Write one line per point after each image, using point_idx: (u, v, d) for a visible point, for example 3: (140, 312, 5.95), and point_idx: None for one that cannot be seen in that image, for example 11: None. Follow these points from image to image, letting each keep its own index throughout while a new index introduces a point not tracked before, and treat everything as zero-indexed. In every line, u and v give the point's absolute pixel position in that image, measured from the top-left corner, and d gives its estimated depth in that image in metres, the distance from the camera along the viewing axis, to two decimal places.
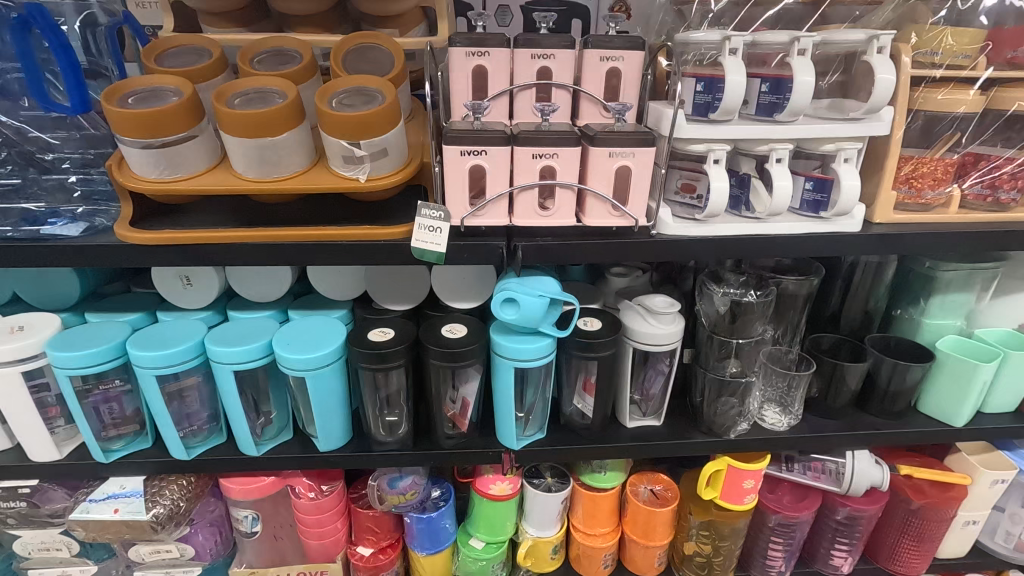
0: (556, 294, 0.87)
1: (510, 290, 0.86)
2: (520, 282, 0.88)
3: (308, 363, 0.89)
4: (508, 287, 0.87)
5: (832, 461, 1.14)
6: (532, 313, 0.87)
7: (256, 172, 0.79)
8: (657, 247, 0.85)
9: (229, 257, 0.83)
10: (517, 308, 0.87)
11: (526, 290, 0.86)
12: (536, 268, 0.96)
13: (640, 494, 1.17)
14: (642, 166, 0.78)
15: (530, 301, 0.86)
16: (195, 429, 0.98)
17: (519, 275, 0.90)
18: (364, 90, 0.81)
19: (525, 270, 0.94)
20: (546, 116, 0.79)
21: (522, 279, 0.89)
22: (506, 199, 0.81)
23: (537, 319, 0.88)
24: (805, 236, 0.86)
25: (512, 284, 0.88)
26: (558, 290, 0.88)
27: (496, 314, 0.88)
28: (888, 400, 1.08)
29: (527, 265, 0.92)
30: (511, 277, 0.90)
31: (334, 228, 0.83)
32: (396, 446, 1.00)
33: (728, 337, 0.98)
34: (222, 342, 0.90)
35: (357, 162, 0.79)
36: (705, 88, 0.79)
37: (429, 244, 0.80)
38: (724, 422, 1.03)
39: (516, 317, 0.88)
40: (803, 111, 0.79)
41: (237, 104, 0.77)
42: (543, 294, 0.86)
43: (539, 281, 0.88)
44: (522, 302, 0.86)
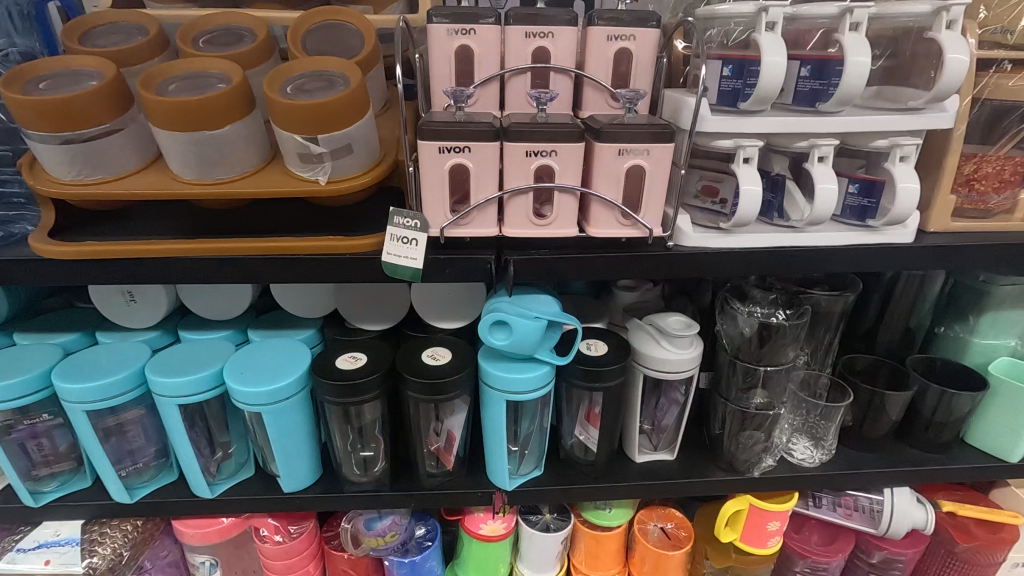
0: (556, 315, 0.74)
1: (502, 311, 0.73)
2: (512, 301, 0.75)
3: (266, 397, 0.76)
4: (499, 307, 0.74)
5: (866, 498, 1.01)
6: (527, 337, 0.74)
7: (195, 174, 0.66)
8: (674, 262, 0.72)
9: (166, 274, 0.70)
10: (509, 332, 0.74)
11: (520, 312, 0.73)
12: (530, 283, 0.83)
13: (650, 533, 1.04)
14: (658, 166, 0.65)
15: (525, 323, 0.73)
16: (140, 467, 0.85)
17: (512, 294, 0.77)
18: (324, 74, 0.68)
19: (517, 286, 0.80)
20: (542, 105, 0.66)
21: (515, 298, 0.75)
22: (495, 205, 0.68)
23: (532, 343, 0.75)
24: (848, 250, 0.73)
25: (504, 304, 0.74)
26: (557, 310, 0.75)
27: (485, 340, 0.75)
28: (933, 431, 0.95)
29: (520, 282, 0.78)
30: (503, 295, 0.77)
31: (291, 239, 0.70)
32: (371, 486, 0.88)
33: (754, 364, 0.84)
34: (164, 371, 0.77)
35: (315, 161, 0.66)
36: (733, 73, 0.66)
37: (403, 259, 0.67)
38: (748, 458, 0.91)
39: (508, 343, 0.75)
40: (852, 100, 0.66)
41: (170, 90, 0.64)
42: (540, 314, 0.73)
43: (535, 299, 0.75)
44: (516, 325, 0.73)
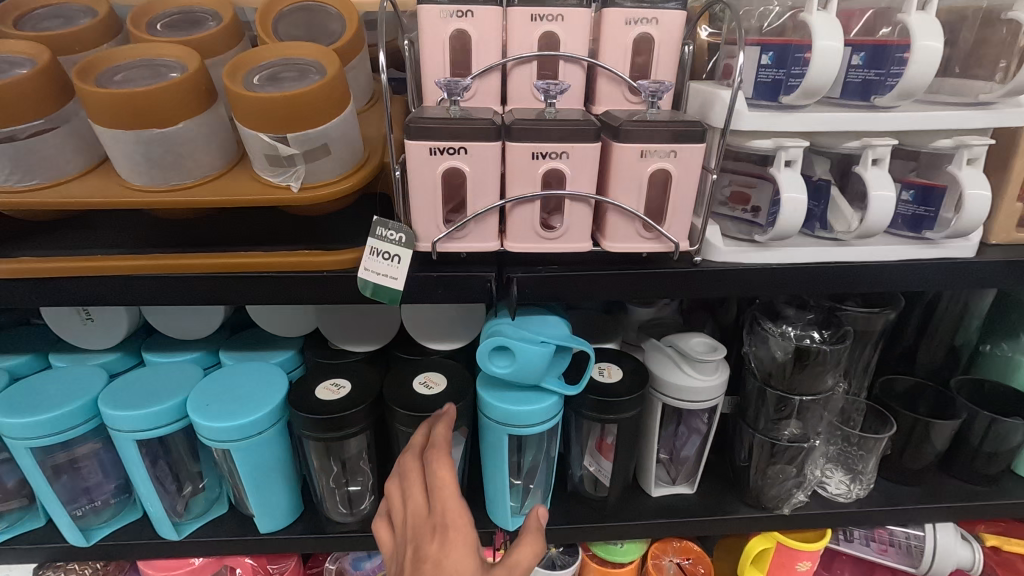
0: (568, 339, 0.64)
1: (506, 335, 0.63)
2: (516, 323, 0.65)
3: (234, 432, 0.67)
4: (503, 330, 0.65)
5: (902, 533, 0.93)
6: (534, 364, 0.65)
7: (146, 178, 0.57)
8: (702, 280, 0.63)
9: (113, 294, 0.60)
10: (513, 359, 0.65)
11: (527, 336, 0.64)
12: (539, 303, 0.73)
13: (665, 569, 0.94)
14: (686, 170, 0.56)
15: (531, 349, 0.63)
16: (98, 506, 0.77)
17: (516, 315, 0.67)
18: (297, 63, 0.58)
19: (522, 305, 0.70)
20: (551, 99, 0.56)
21: (519, 320, 0.66)
22: (496, 215, 0.58)
23: (539, 371, 0.66)
24: (902, 265, 0.64)
25: (507, 326, 0.65)
26: (568, 334, 0.65)
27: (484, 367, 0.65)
28: (981, 462, 0.85)
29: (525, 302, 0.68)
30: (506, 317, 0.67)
31: (260, 254, 0.61)
32: (357, 527, 0.78)
33: (788, 392, 0.75)
34: (119, 402, 0.68)
35: (285, 165, 0.57)
36: (774, 62, 0.56)
37: (383, 278, 0.58)
38: (777, 494, 0.82)
39: (512, 371, 0.65)
40: (913, 93, 0.57)
41: (114, 80, 0.54)
42: (550, 338, 0.64)
43: (543, 321, 0.66)
44: (521, 351, 0.63)
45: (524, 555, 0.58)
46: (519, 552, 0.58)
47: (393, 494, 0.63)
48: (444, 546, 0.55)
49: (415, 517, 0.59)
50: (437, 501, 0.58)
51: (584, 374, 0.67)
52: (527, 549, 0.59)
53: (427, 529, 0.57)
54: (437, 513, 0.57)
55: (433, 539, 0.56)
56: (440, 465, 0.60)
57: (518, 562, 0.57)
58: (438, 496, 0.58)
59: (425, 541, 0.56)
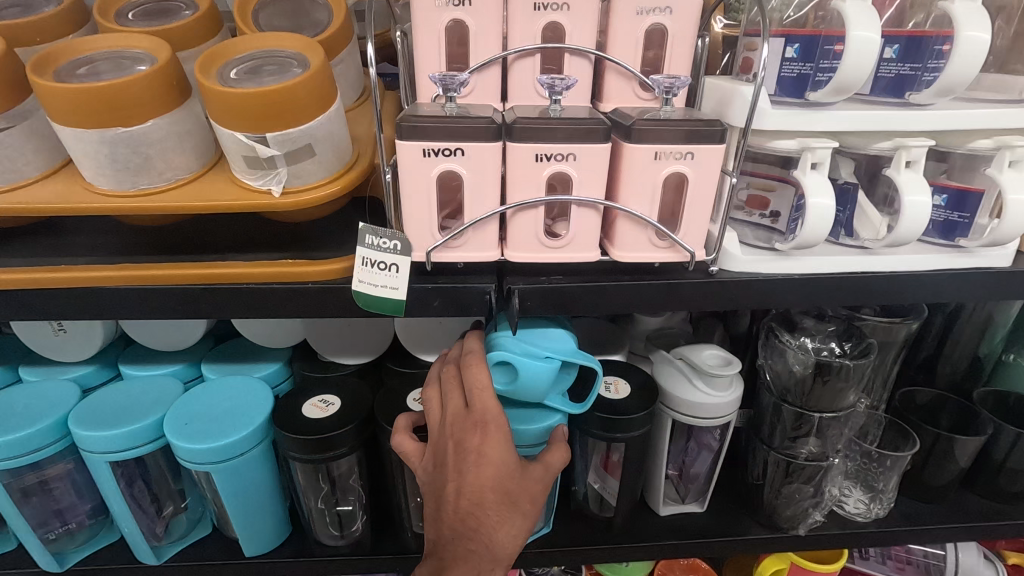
0: (575, 355, 0.59)
1: (508, 347, 0.58)
2: (519, 335, 0.60)
3: (214, 454, 0.62)
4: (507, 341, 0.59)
5: (920, 552, 0.90)
6: (537, 379, 0.59)
7: (111, 182, 0.52)
8: (718, 292, 0.58)
9: (78, 308, 0.55)
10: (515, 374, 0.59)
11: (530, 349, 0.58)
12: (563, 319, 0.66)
13: None
14: (705, 174, 0.51)
15: (534, 364, 0.58)
16: (72, 529, 0.72)
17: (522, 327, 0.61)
18: (278, 55, 0.53)
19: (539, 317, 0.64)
20: (555, 96, 0.51)
21: (525, 331, 0.60)
22: (496, 222, 0.53)
23: (542, 388, 0.60)
24: (933, 275, 0.59)
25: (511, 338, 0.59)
26: (575, 350, 0.60)
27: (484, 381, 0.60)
28: (1007, 479, 0.81)
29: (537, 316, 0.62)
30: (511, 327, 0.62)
31: (238, 263, 0.56)
32: (349, 550, 0.74)
33: (806, 409, 0.71)
34: (91, 422, 0.63)
35: (265, 167, 0.52)
36: (800, 55, 0.51)
37: (381, 289, 0.53)
38: (793, 514, 0.77)
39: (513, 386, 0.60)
40: (952, 90, 0.52)
41: (75, 74, 0.49)
42: (555, 354, 0.58)
43: (549, 333, 0.60)
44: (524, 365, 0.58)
45: (559, 453, 0.59)
46: (553, 451, 0.59)
47: (430, 394, 0.60)
48: (487, 442, 0.54)
49: (452, 419, 0.56)
50: (474, 398, 0.55)
51: (590, 394, 0.61)
52: (559, 448, 0.60)
53: (467, 426, 0.55)
54: (475, 412, 0.55)
55: (473, 433, 0.54)
56: (481, 369, 0.56)
57: (555, 461, 0.59)
58: (476, 394, 0.55)
59: (466, 438, 0.54)
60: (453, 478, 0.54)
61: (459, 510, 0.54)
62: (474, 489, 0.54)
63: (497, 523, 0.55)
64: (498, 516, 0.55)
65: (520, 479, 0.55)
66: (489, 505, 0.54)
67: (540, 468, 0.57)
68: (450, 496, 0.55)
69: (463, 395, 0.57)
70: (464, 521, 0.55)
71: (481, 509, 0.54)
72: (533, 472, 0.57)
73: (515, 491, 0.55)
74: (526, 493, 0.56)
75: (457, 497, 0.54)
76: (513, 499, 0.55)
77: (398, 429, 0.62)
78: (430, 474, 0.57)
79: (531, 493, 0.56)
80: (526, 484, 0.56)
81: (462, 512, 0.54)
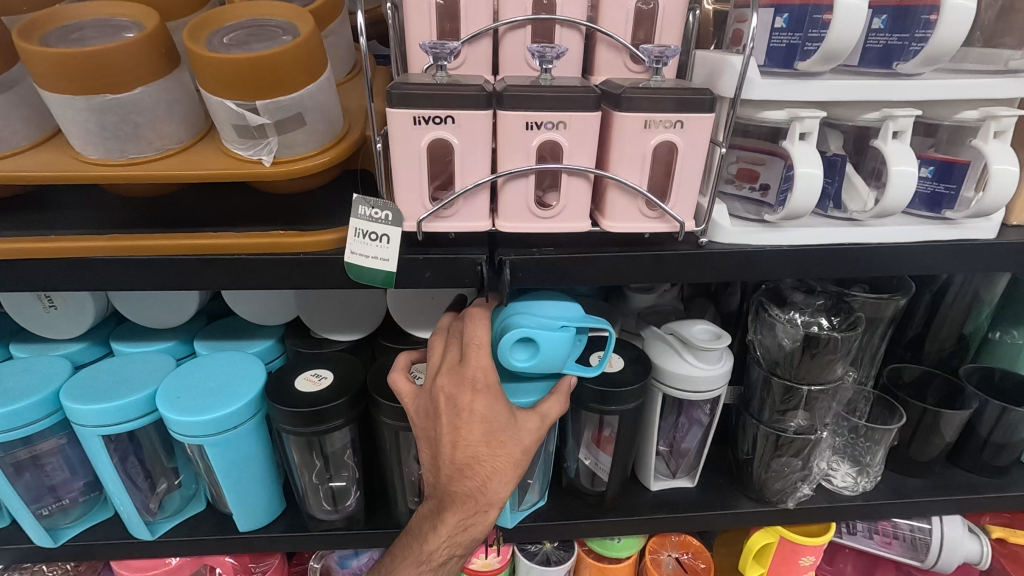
0: (590, 319, 0.57)
1: (521, 326, 0.55)
2: (527, 310, 0.57)
3: (206, 427, 0.62)
4: (516, 318, 0.57)
5: (907, 526, 0.91)
6: (558, 353, 0.57)
7: (100, 151, 0.51)
8: (707, 263, 0.59)
9: (70, 278, 0.55)
10: (534, 351, 0.57)
11: (544, 323, 0.56)
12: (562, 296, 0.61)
13: (664, 564, 0.90)
14: (693, 143, 0.51)
15: (551, 337, 0.56)
16: (65, 505, 0.72)
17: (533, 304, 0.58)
18: (267, 25, 0.53)
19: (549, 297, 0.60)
20: (546, 64, 0.51)
21: (526, 303, 0.58)
22: (487, 192, 0.53)
23: (563, 361, 0.58)
24: (919, 247, 0.60)
25: (521, 315, 0.56)
26: (584, 315, 0.58)
27: (506, 365, 0.57)
28: (989, 453, 0.82)
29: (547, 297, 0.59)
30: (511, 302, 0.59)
31: (229, 234, 0.55)
32: (343, 524, 0.74)
33: (795, 381, 0.72)
34: (83, 395, 0.63)
35: (255, 136, 0.52)
36: (789, 25, 0.52)
37: (372, 260, 0.53)
38: (782, 487, 0.78)
39: (535, 365, 0.57)
40: (940, 61, 0.52)
41: (63, 39, 0.49)
42: (570, 321, 0.56)
43: (556, 302, 0.58)
44: (543, 342, 0.56)
45: (553, 404, 0.59)
46: (549, 402, 0.59)
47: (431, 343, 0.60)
48: (480, 399, 0.54)
49: (446, 374, 0.56)
50: (471, 355, 0.55)
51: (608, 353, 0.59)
52: (556, 401, 0.59)
53: (461, 381, 0.55)
54: (470, 368, 0.55)
55: (466, 391, 0.55)
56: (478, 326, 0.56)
57: (550, 411, 0.58)
58: (473, 352, 0.55)
59: (459, 396, 0.55)
60: (447, 431, 0.55)
61: (456, 461, 0.56)
62: (468, 441, 0.55)
63: (492, 473, 0.56)
64: (492, 466, 0.56)
65: (511, 431, 0.56)
66: (482, 455, 0.56)
67: (534, 419, 0.57)
68: (445, 448, 0.56)
69: (461, 349, 0.57)
70: (459, 471, 0.56)
71: (475, 459, 0.56)
72: (526, 422, 0.57)
73: (506, 443, 0.56)
74: (518, 444, 0.56)
75: (452, 448, 0.55)
76: (504, 450, 0.56)
77: (394, 370, 0.61)
78: (424, 424, 0.57)
79: (522, 444, 0.56)
80: (519, 434, 0.57)
81: (456, 464, 0.56)
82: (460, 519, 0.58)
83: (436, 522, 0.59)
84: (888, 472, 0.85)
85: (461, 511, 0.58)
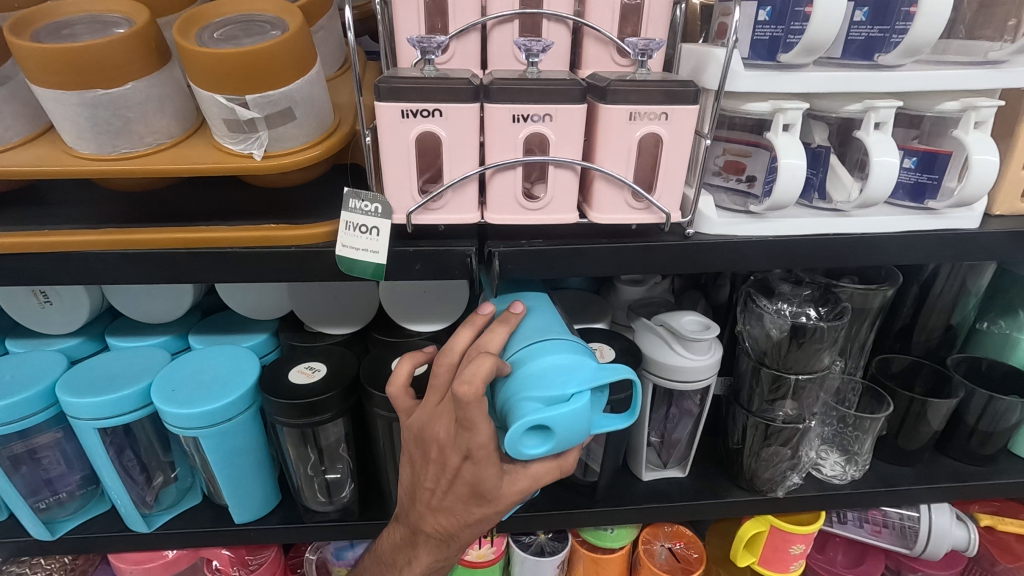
0: (604, 376, 0.48)
1: (528, 411, 0.46)
2: (530, 384, 0.48)
3: (200, 419, 0.63)
4: (519, 402, 0.47)
5: (896, 515, 0.92)
6: (579, 427, 0.48)
7: (92, 146, 0.52)
8: (694, 253, 0.59)
9: (63, 272, 0.56)
10: (550, 435, 0.47)
11: (552, 400, 0.47)
12: (571, 344, 0.51)
13: (657, 555, 0.91)
14: (679, 135, 0.52)
15: (565, 415, 0.46)
16: (62, 499, 0.73)
17: (539, 371, 0.49)
18: (255, 20, 0.53)
19: (556, 352, 0.50)
20: (532, 58, 0.52)
21: (525, 376, 0.49)
22: (475, 184, 0.54)
23: (586, 432, 0.48)
24: (903, 236, 0.61)
25: (525, 397, 0.47)
26: (597, 372, 0.48)
27: (519, 459, 0.47)
28: (976, 441, 0.83)
29: (553, 355, 0.50)
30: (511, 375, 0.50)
31: (220, 228, 0.56)
32: (338, 515, 0.75)
33: (783, 371, 0.73)
34: (78, 389, 0.64)
35: (245, 130, 0.52)
36: (772, 17, 0.53)
37: (363, 253, 0.54)
38: (771, 477, 0.79)
39: (552, 449, 0.48)
40: (921, 52, 0.53)
41: (54, 35, 0.49)
42: (580, 385, 0.47)
43: (560, 364, 0.49)
44: (559, 424, 0.46)
45: (549, 470, 0.55)
46: (542, 465, 0.54)
47: (440, 367, 0.54)
48: (466, 470, 0.53)
49: (440, 427, 0.54)
50: (463, 438, 0.51)
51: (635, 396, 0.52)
52: (553, 466, 0.55)
53: (452, 444, 0.53)
54: (462, 440, 0.51)
55: (452, 458, 0.53)
56: (473, 411, 0.48)
57: (542, 476, 0.55)
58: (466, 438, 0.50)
59: (448, 457, 0.54)
60: (430, 479, 0.57)
61: (432, 504, 0.59)
62: (449, 494, 0.57)
63: (466, 522, 0.59)
64: (469, 517, 0.58)
65: (493, 496, 0.55)
66: (457, 509, 0.58)
67: (523, 478, 0.55)
68: (425, 494, 0.58)
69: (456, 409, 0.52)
70: (433, 512, 0.59)
71: (451, 509, 0.58)
72: (513, 482, 0.55)
73: (483, 505, 0.56)
74: (499, 503, 0.56)
75: (430, 496, 0.58)
76: (480, 508, 0.57)
77: (403, 372, 0.58)
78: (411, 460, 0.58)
79: (502, 505, 0.56)
80: (505, 495, 0.56)
81: (434, 506, 0.59)
82: (433, 557, 0.64)
83: (410, 557, 0.65)
84: (877, 461, 0.86)
85: (434, 552, 0.64)
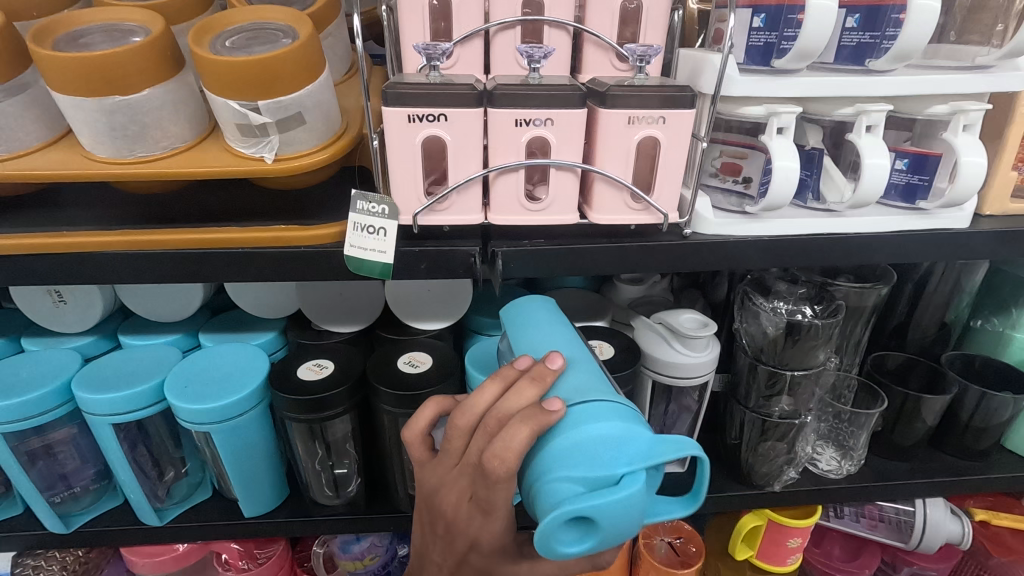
0: (665, 460, 0.41)
1: (565, 499, 0.39)
2: (570, 465, 0.41)
3: (212, 415, 0.65)
4: (554, 485, 0.40)
5: (892, 509, 0.93)
6: (628, 521, 0.40)
7: (109, 151, 0.54)
8: (692, 252, 0.61)
9: (81, 271, 0.58)
10: (592, 528, 0.40)
11: (599, 484, 0.40)
12: (623, 414, 0.44)
13: (657, 549, 0.93)
14: (676, 138, 0.54)
15: (613, 508, 0.39)
16: (77, 493, 0.76)
17: (582, 448, 0.41)
18: (266, 28, 0.55)
19: (604, 425, 0.42)
20: (534, 64, 0.54)
21: (560, 451, 0.42)
22: (479, 186, 0.56)
23: (637, 524, 0.41)
24: (894, 236, 0.62)
25: (562, 478, 0.40)
26: (651, 450, 0.41)
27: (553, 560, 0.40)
28: (970, 437, 0.85)
29: (601, 429, 0.42)
30: (540, 447, 0.44)
31: (232, 229, 0.58)
32: (345, 509, 0.77)
33: (779, 367, 0.74)
34: (94, 385, 0.66)
35: (257, 134, 0.54)
36: (766, 24, 0.54)
37: (370, 253, 0.56)
38: (769, 471, 0.81)
39: (594, 544, 0.40)
40: (910, 57, 0.55)
41: (74, 44, 0.51)
42: (631, 466, 0.40)
43: (607, 437, 0.42)
44: (606, 518, 0.39)
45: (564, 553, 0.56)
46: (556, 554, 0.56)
47: (453, 434, 0.50)
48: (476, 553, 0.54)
49: (450, 498, 0.51)
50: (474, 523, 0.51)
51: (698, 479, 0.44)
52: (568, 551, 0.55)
53: (463, 523, 0.51)
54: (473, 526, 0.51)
55: (462, 536, 0.53)
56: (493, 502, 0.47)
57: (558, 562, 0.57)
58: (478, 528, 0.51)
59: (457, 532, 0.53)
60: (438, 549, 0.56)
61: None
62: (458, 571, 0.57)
63: None
64: None
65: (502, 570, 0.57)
66: None
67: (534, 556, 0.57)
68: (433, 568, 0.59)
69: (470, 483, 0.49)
70: None
71: None
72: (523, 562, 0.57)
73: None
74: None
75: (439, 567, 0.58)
76: None
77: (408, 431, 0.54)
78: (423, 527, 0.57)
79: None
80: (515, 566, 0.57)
81: None
82: None
83: None
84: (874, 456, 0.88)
85: None
